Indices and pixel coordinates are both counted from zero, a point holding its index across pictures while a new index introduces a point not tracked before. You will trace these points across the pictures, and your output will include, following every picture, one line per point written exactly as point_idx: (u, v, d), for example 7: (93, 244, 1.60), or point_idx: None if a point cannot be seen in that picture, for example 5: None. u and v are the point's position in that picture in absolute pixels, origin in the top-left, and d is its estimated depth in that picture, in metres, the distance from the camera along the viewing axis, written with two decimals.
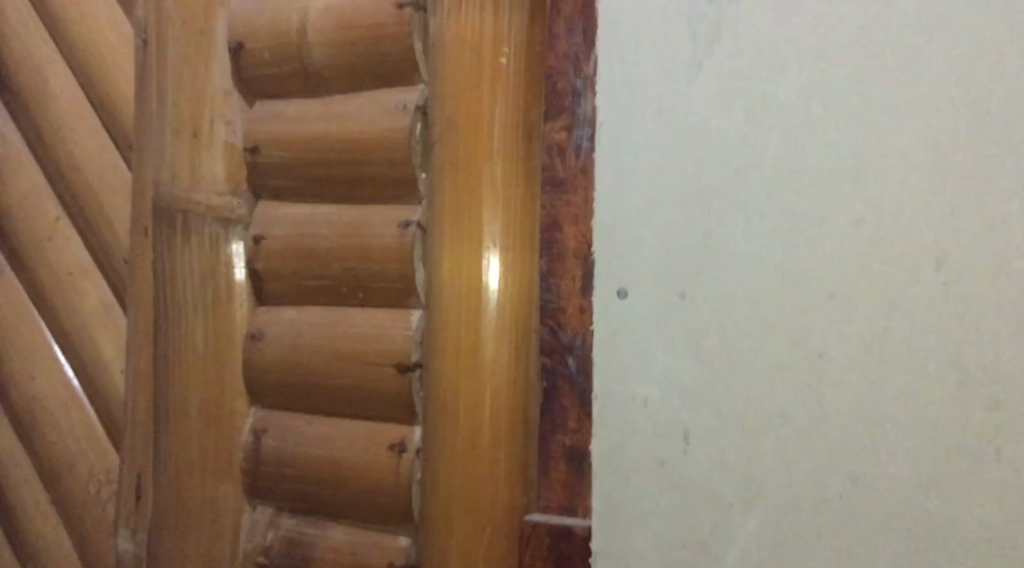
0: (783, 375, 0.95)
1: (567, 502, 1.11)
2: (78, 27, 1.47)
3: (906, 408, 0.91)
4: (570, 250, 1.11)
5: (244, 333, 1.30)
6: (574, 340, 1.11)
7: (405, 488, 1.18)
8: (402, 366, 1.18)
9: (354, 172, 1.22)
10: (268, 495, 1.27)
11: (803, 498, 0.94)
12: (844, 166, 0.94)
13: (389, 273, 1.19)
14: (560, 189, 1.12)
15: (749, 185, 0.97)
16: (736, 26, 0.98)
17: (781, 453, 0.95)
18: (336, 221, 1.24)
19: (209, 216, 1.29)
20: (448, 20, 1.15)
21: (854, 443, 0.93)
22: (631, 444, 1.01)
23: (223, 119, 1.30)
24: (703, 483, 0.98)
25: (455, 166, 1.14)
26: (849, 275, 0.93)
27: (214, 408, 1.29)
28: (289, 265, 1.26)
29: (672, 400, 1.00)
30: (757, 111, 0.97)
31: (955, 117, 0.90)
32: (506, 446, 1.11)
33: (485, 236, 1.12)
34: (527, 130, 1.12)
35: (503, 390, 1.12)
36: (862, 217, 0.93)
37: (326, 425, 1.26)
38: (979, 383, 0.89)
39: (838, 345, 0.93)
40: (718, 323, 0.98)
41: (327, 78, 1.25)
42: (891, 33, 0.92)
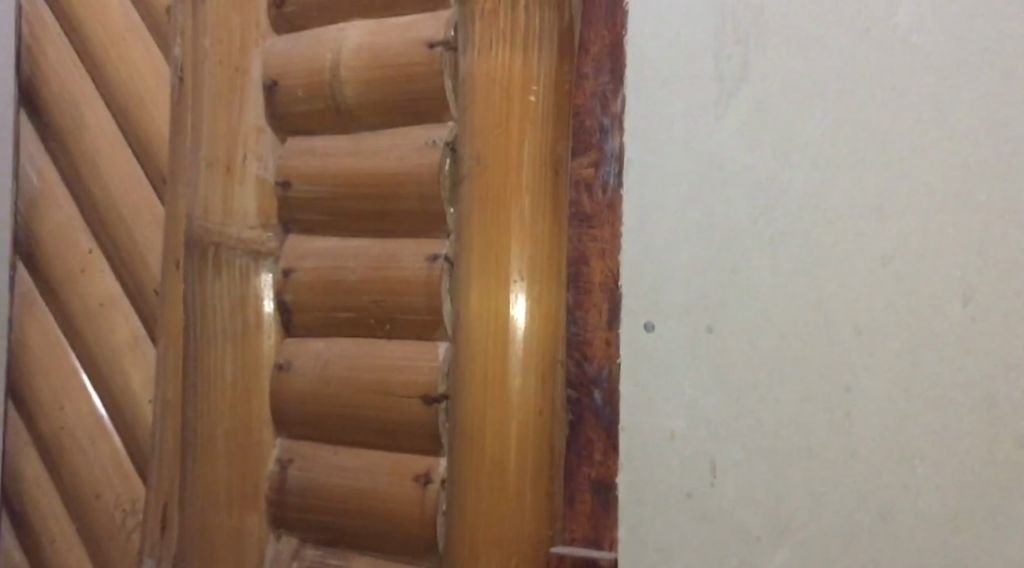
0: (810, 409, 0.96)
1: (592, 534, 1.12)
2: (115, 65, 1.50)
3: (934, 443, 0.92)
4: (597, 283, 1.13)
5: (271, 364, 1.31)
6: (600, 373, 1.12)
7: (430, 519, 1.19)
8: (429, 398, 1.19)
9: (384, 207, 1.24)
10: (294, 525, 1.28)
11: (830, 532, 0.94)
12: (870, 203, 0.95)
13: (417, 305, 1.21)
14: (587, 224, 1.14)
15: (776, 221, 0.99)
16: (762, 67, 1.00)
17: (809, 487, 0.95)
18: (366, 254, 1.26)
19: (240, 249, 1.32)
20: (479, 58, 1.18)
21: (882, 477, 0.93)
22: (658, 476, 1.01)
23: (255, 155, 1.33)
24: (730, 516, 0.98)
25: (484, 200, 1.16)
26: (875, 310, 0.94)
27: (241, 438, 1.30)
28: (318, 297, 1.28)
29: (699, 433, 1.00)
30: (784, 149, 0.99)
31: (980, 157, 0.92)
32: (532, 477, 1.12)
33: (512, 269, 1.14)
34: (556, 166, 1.14)
35: (529, 422, 1.13)
36: (888, 253, 0.94)
37: (350, 456, 1.27)
38: (1007, 419, 0.90)
39: (865, 379, 0.94)
40: (745, 357, 0.99)
41: (359, 115, 1.28)
42: (916, 74, 0.94)
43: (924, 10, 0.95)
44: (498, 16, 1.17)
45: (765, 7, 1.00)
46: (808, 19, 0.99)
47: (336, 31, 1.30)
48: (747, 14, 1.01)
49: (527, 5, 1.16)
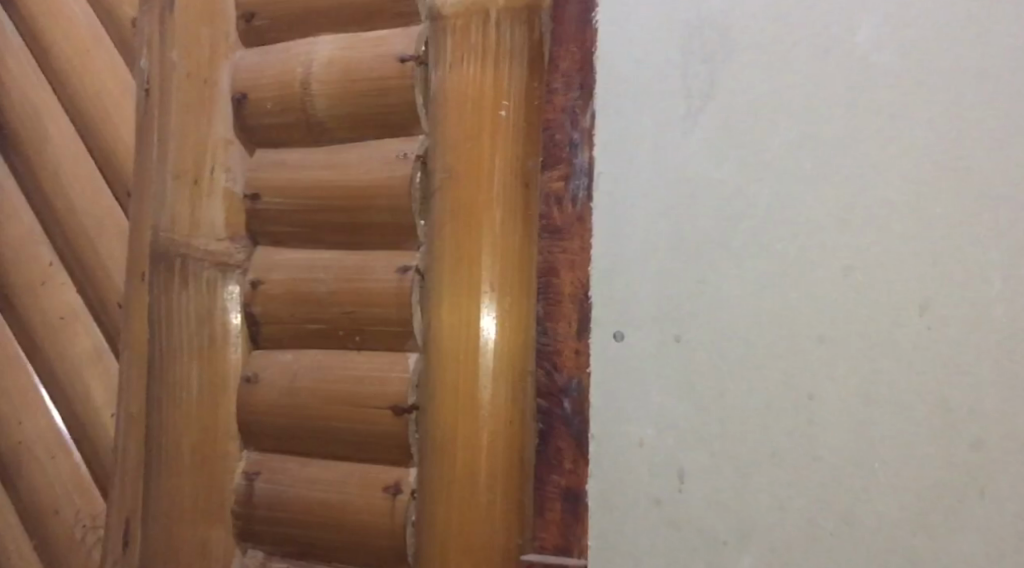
0: (775, 416, 0.98)
1: (562, 543, 1.12)
2: (79, 77, 1.49)
3: (894, 448, 0.94)
4: (567, 294, 1.14)
5: (238, 376, 1.31)
6: (570, 382, 1.13)
7: (400, 530, 1.19)
8: (399, 409, 1.20)
9: (353, 219, 1.25)
10: (260, 538, 1.27)
11: (795, 537, 0.96)
12: (831, 216, 0.98)
13: (387, 317, 1.22)
14: (558, 236, 1.15)
15: (742, 232, 1.01)
16: (726, 84, 1.03)
17: (774, 492, 0.97)
18: (335, 266, 1.26)
19: (208, 261, 1.32)
20: (450, 74, 1.20)
21: (844, 482, 0.95)
22: (626, 484, 1.03)
23: (223, 167, 1.33)
24: (698, 522, 1.00)
25: (456, 213, 1.18)
26: (837, 318, 0.97)
27: (207, 450, 1.30)
28: (287, 309, 1.28)
29: (667, 440, 1.02)
30: (749, 162, 1.02)
31: (936, 172, 0.95)
32: (502, 487, 1.13)
33: (484, 281, 1.16)
34: (526, 179, 1.16)
35: (500, 431, 1.14)
36: (849, 264, 0.97)
37: (319, 467, 1.27)
38: (963, 424, 0.92)
39: (829, 387, 0.96)
40: (712, 365, 1.01)
41: (329, 127, 1.29)
42: (874, 92, 0.98)
43: (882, 31, 0.98)
44: (471, 33, 1.20)
45: (730, 27, 1.04)
46: (772, 39, 1.02)
47: (306, 44, 1.31)
48: (714, 34, 1.04)
49: (498, 22, 1.19)
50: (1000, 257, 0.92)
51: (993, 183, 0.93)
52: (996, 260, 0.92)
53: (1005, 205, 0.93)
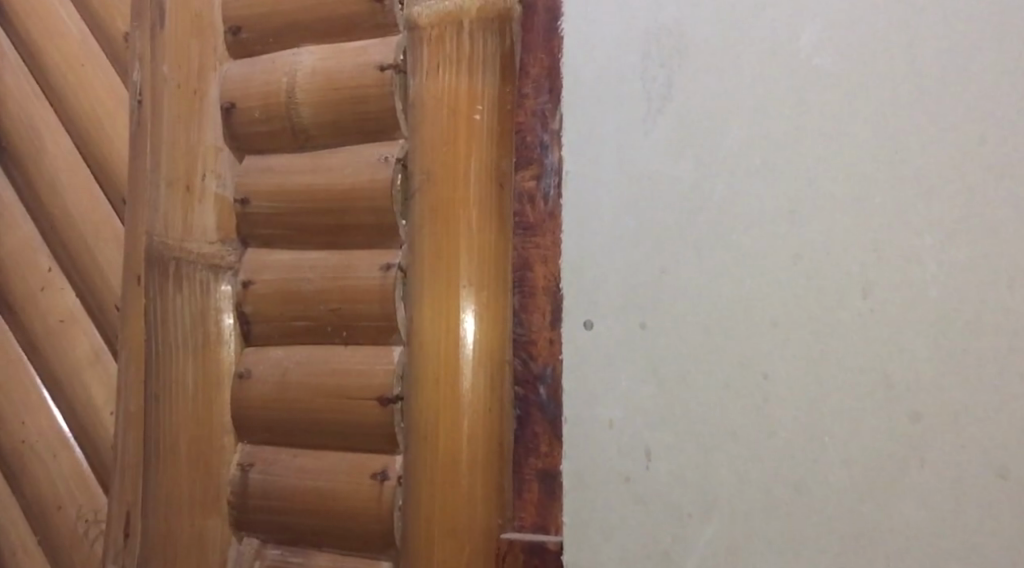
0: (733, 395, 1.05)
1: (539, 521, 1.19)
2: (73, 89, 1.55)
3: (842, 421, 1.01)
4: (540, 287, 1.20)
5: (232, 372, 1.37)
6: (545, 370, 1.19)
7: (388, 515, 1.26)
8: (385, 399, 1.27)
9: (338, 220, 1.32)
10: (255, 526, 1.33)
11: (754, 506, 1.03)
12: (781, 207, 1.05)
13: (372, 312, 1.29)
14: (530, 232, 1.21)
15: (699, 224, 1.08)
16: (683, 87, 1.10)
17: (732, 466, 1.04)
18: (322, 266, 1.33)
19: (200, 263, 1.38)
20: (427, 81, 1.27)
21: (797, 455, 1.02)
22: (597, 463, 1.10)
23: (213, 174, 1.39)
24: (663, 496, 1.07)
25: (435, 213, 1.25)
26: (788, 303, 1.04)
27: (202, 443, 1.35)
28: (276, 308, 1.34)
29: (635, 421, 1.09)
30: (705, 159, 1.08)
31: (874, 164, 1.02)
32: (483, 470, 1.20)
33: (461, 276, 1.23)
34: (500, 179, 1.23)
35: (480, 418, 1.21)
36: (797, 253, 1.04)
37: (309, 457, 1.33)
38: (903, 397, 0.99)
39: (782, 366, 1.03)
40: (674, 351, 1.08)
41: (315, 135, 1.36)
42: (818, 92, 1.05)
43: (824, 36, 1.05)
44: (445, 41, 1.26)
45: (684, 33, 1.11)
46: (723, 44, 1.09)
47: (290, 56, 1.38)
48: (670, 40, 1.12)
49: (471, 32, 1.26)
50: (934, 241, 0.99)
51: (925, 173, 1.00)
52: (930, 244, 0.99)
53: (937, 193, 1.00)
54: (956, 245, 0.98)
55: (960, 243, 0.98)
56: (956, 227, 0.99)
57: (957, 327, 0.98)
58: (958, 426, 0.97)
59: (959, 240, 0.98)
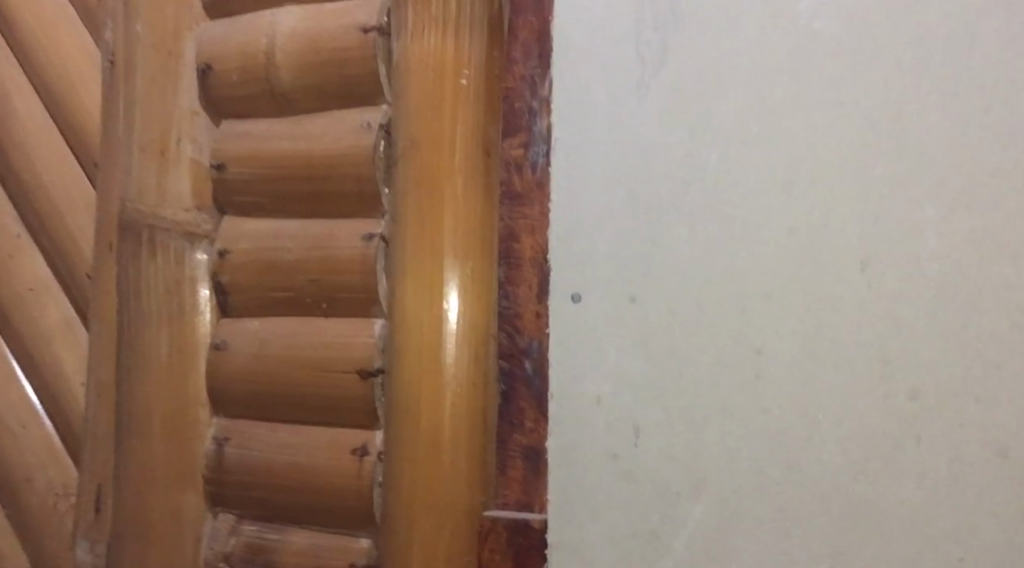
0: (725, 371, 1.02)
1: (524, 499, 1.17)
2: (44, 48, 1.49)
3: (837, 400, 0.98)
4: (527, 258, 1.19)
5: (208, 343, 1.33)
6: (531, 344, 1.18)
7: (368, 491, 1.22)
8: (365, 372, 1.23)
9: (319, 188, 1.27)
10: (231, 501, 1.30)
11: (745, 486, 1.01)
12: (778, 177, 1.01)
13: (352, 284, 1.24)
14: (518, 202, 1.20)
15: (692, 195, 1.05)
16: (678, 53, 1.07)
17: (723, 444, 1.02)
18: (302, 235, 1.28)
19: (176, 231, 1.33)
20: (412, 43, 1.22)
21: (789, 433, 0.99)
22: (584, 440, 1.07)
23: (189, 138, 1.35)
24: (652, 475, 1.04)
25: (419, 181, 1.20)
26: (783, 276, 1.00)
27: (177, 416, 1.31)
28: (253, 278, 1.30)
29: (624, 397, 1.06)
30: (701, 127, 1.05)
31: (876, 133, 0.99)
32: (466, 447, 1.17)
33: (446, 247, 1.19)
34: (487, 148, 1.20)
35: (464, 393, 1.17)
36: (793, 226, 1.00)
37: (287, 432, 1.29)
38: (900, 375, 0.96)
39: (776, 342, 1.00)
40: (665, 326, 1.05)
41: (295, 99, 1.31)
42: (820, 58, 1.01)
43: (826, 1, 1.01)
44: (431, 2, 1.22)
45: None
46: (720, 8, 1.05)
47: (269, 16, 1.33)
48: (666, 4, 1.08)
49: None
50: (937, 214, 0.96)
51: (929, 144, 0.97)
52: (932, 217, 0.96)
53: (940, 164, 0.96)
54: (959, 218, 0.95)
55: (963, 217, 0.95)
56: (960, 199, 0.96)
57: (959, 303, 0.95)
58: (957, 405, 0.94)
59: (961, 213, 0.95)
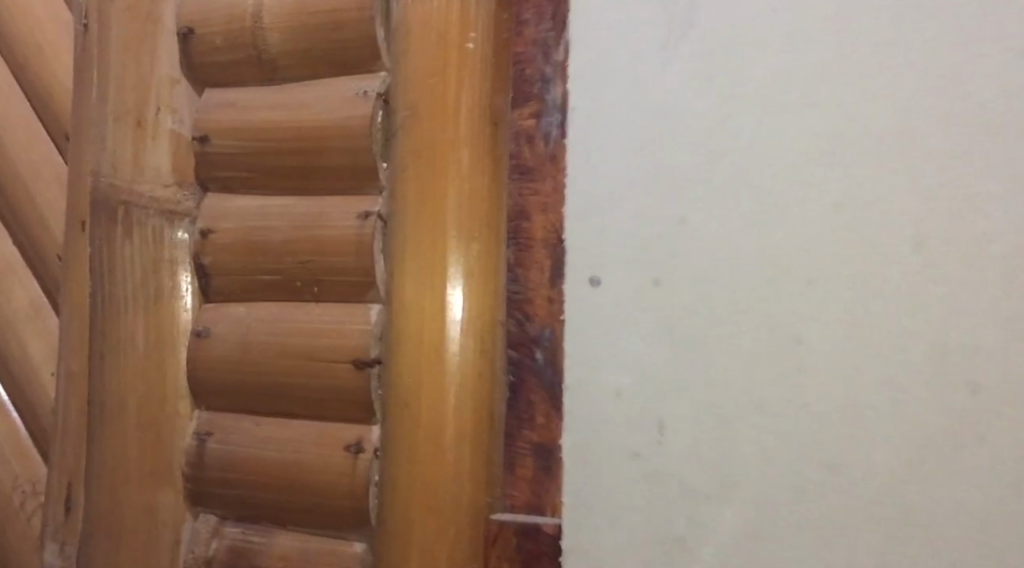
0: (761, 362, 0.93)
1: (533, 501, 1.07)
2: (9, 9, 1.36)
3: (885, 394, 0.89)
4: (538, 239, 1.08)
5: (189, 332, 1.22)
6: (542, 332, 1.07)
7: (362, 491, 1.12)
8: (360, 362, 1.13)
9: (310, 162, 1.17)
10: (213, 501, 1.20)
11: (781, 488, 0.91)
12: (821, 149, 0.92)
13: (346, 267, 1.14)
14: (529, 177, 1.09)
15: (724, 168, 0.95)
16: (710, 11, 0.97)
17: (757, 442, 0.93)
18: (291, 213, 1.18)
19: (154, 208, 1.22)
20: (414, 4, 1.13)
21: (832, 431, 0.90)
22: (602, 436, 0.98)
23: (169, 108, 1.23)
24: (678, 476, 0.95)
25: (420, 154, 1.11)
26: (826, 258, 0.91)
27: (154, 410, 1.21)
28: (238, 260, 1.20)
29: (646, 390, 0.97)
30: (733, 93, 0.95)
31: (932, 98, 0.89)
32: (470, 444, 1.07)
33: (449, 226, 1.09)
34: (494, 118, 1.10)
35: (468, 385, 1.08)
36: (838, 201, 0.91)
37: (274, 426, 1.19)
38: (958, 367, 0.87)
39: (817, 331, 0.91)
40: (692, 312, 0.95)
41: (285, 66, 1.20)
42: (869, 17, 0.91)
43: None
44: None
45: None
46: None
47: None
48: None
49: None
50: (1002, 187, 0.86)
51: (994, 109, 0.87)
52: (998, 190, 0.86)
53: (1006, 132, 0.86)
54: None
55: None
56: None
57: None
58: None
59: None
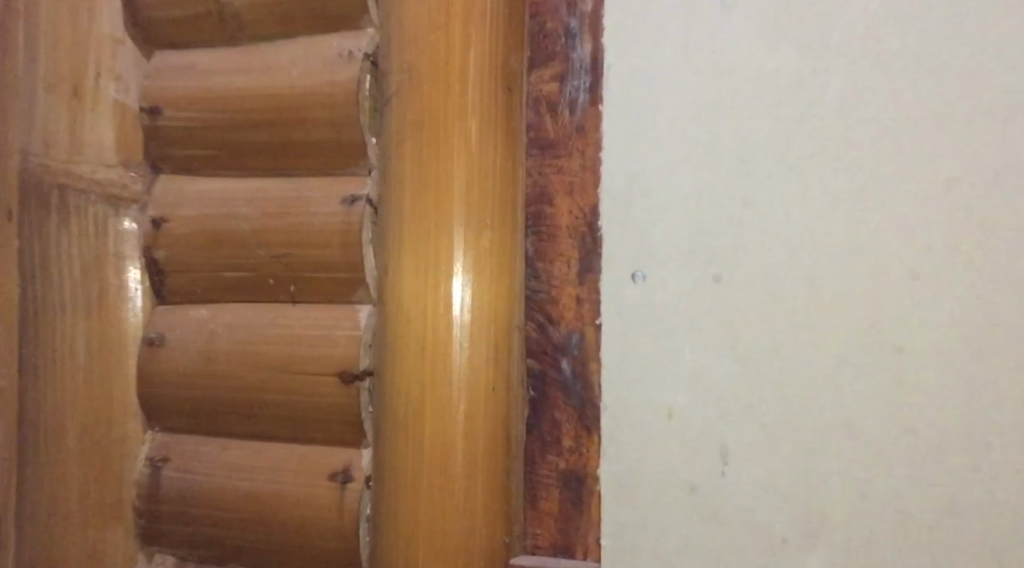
0: (853, 373, 0.76)
1: (561, 540, 0.91)
2: None
3: (1010, 413, 0.73)
4: (563, 227, 0.91)
5: (139, 339, 1.03)
6: (570, 338, 0.91)
7: (353, 528, 0.94)
8: (348, 375, 0.94)
9: (285, 137, 0.97)
10: (169, 539, 1.01)
11: (879, 530, 0.76)
12: (927, 112, 0.75)
13: (331, 262, 0.95)
14: (551, 152, 0.92)
15: (804, 138, 0.78)
16: None
17: (848, 473, 0.76)
18: (261, 198, 0.99)
19: (94, 193, 1.01)
20: None
21: (943, 459, 0.74)
22: (650, 466, 0.81)
23: (110, 74, 1.02)
24: (747, 514, 0.78)
25: (418, 124, 0.91)
26: (936, 248, 0.75)
27: (100, 435, 1.00)
28: (200, 254, 1.00)
29: (705, 410, 0.80)
30: (814, 46, 0.78)
31: None
32: (484, 473, 0.89)
33: (455, 211, 0.90)
34: (508, 81, 0.91)
35: (480, 403, 0.89)
36: (951, 175, 0.75)
37: (243, 452, 1.00)
38: None
39: (922, 336, 0.75)
40: (765, 315, 0.78)
41: (250, 21, 1.00)
42: None
43: None
44: None
45: None
46: None
47: None
48: None
49: None
50: None
51: None
52: None
53: None
54: None
55: None
56: None
57: None
58: None
59: None
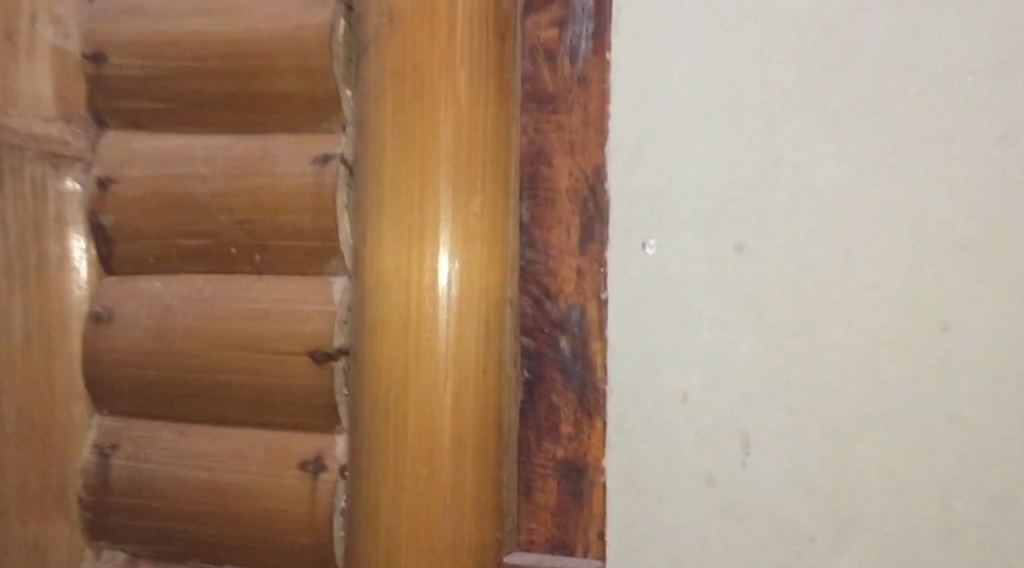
0: (891, 353, 0.69)
1: (558, 536, 0.83)
2: None
3: None
4: (562, 190, 0.83)
5: (84, 313, 0.92)
6: (569, 313, 0.82)
7: (325, 524, 0.85)
8: (320, 354, 0.84)
9: (248, 88, 0.87)
10: (118, 535, 0.91)
11: (918, 525, 0.69)
12: (979, 61, 0.67)
13: (301, 228, 0.85)
14: (548, 107, 0.83)
15: (840, 90, 0.70)
16: None
17: (884, 463, 0.69)
18: (219, 156, 0.88)
19: (32, 150, 0.89)
20: None
21: (991, 447, 0.67)
22: (664, 457, 0.73)
23: (48, 14, 0.90)
24: (772, 508, 0.71)
25: (400, 73, 0.81)
26: (987, 213, 0.67)
27: (41, 419, 0.90)
28: (152, 219, 0.89)
29: (726, 394, 0.72)
30: None
31: None
32: (473, 463, 0.80)
33: (441, 170, 0.80)
34: (501, 26, 0.81)
35: (469, 386, 0.80)
36: (1005, 132, 0.67)
37: (201, 438, 0.90)
38: None
39: (970, 312, 0.67)
40: (795, 288, 0.70)
41: None
42: None
43: None
44: None
45: None
46: None
47: None
48: None
49: None
50: None
51: None
52: None
53: None
54: None
55: None
56: None
57: None
58: None
59: None
